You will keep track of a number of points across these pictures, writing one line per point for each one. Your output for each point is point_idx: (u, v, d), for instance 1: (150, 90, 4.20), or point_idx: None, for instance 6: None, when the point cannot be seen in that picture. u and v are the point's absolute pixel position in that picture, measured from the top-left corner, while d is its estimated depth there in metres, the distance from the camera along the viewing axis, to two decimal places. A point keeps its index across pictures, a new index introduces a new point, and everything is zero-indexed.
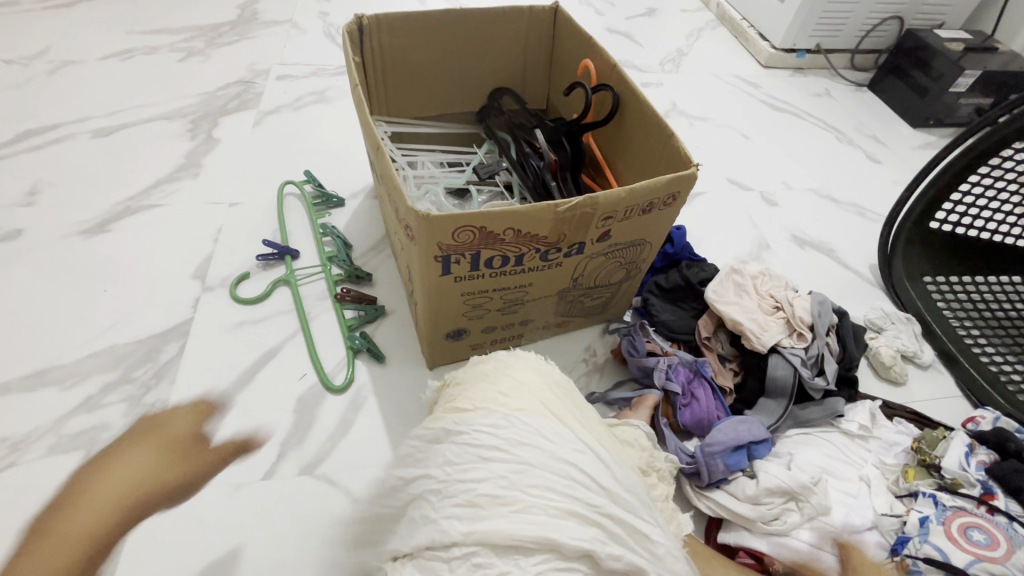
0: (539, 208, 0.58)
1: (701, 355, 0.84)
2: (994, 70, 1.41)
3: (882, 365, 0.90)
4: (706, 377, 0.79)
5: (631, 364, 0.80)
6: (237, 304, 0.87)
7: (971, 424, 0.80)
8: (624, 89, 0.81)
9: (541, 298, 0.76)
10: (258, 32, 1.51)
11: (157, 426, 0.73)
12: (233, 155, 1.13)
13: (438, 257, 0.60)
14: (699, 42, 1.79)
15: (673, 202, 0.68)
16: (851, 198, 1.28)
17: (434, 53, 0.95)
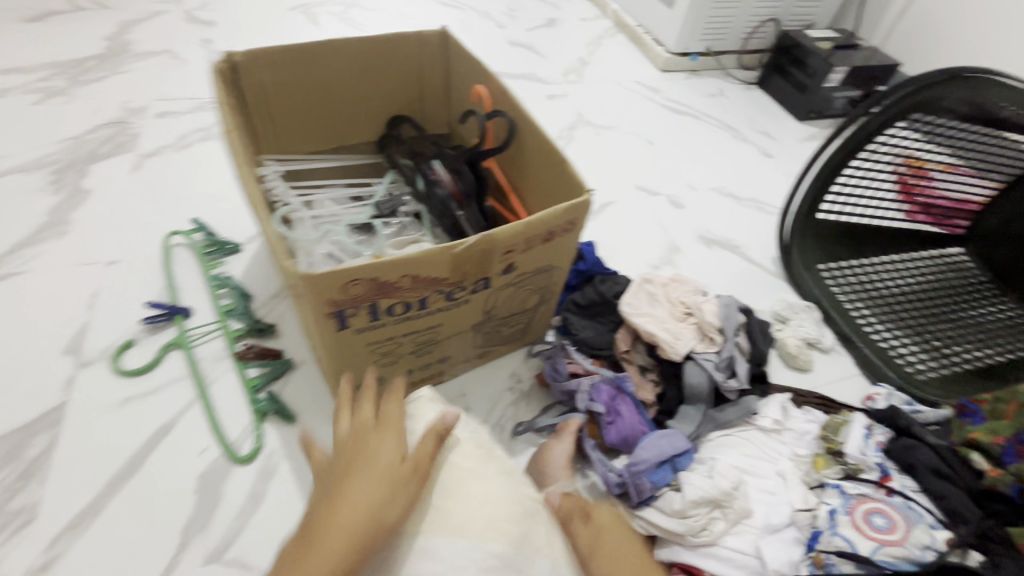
0: (433, 252, 0.55)
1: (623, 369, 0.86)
2: (859, 65, 1.55)
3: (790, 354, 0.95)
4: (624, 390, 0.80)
5: (555, 389, 0.80)
6: (121, 379, 0.78)
7: (869, 402, 0.88)
8: (518, 115, 0.80)
9: (457, 334, 0.73)
10: (131, 65, 1.38)
11: (353, 464, 0.52)
12: (107, 207, 1.02)
13: (331, 314, 0.56)
14: (599, 51, 1.84)
15: (572, 228, 0.68)
16: (750, 194, 1.35)
17: (321, 85, 0.90)
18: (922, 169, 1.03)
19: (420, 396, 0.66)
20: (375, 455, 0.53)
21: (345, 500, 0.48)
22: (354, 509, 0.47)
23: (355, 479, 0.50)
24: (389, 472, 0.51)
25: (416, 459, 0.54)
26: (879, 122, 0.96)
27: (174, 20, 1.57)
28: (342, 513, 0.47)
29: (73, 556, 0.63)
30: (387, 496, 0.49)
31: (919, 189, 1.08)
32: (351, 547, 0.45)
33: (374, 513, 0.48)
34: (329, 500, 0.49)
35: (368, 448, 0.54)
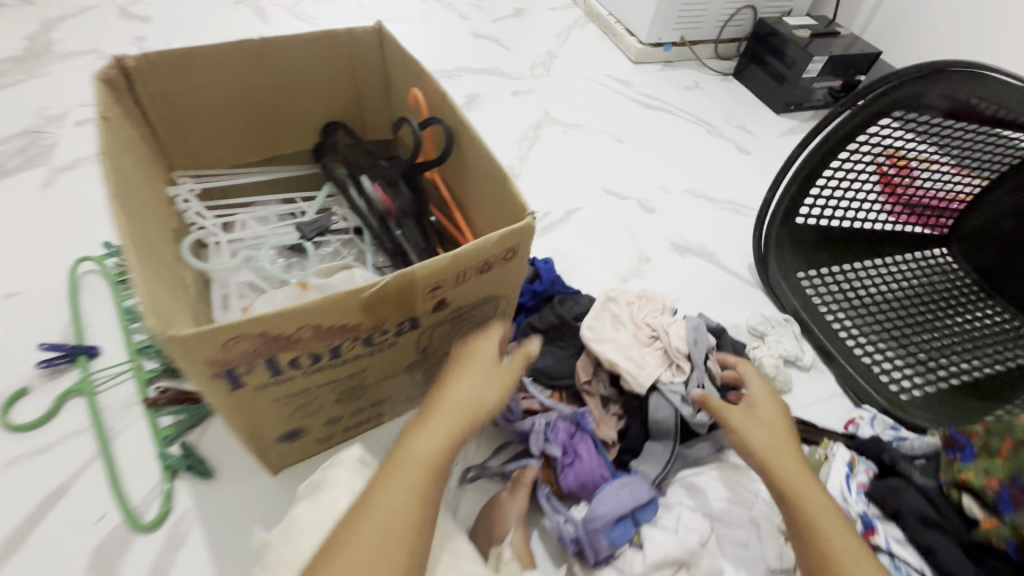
0: (335, 299, 0.46)
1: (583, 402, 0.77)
2: (839, 54, 1.47)
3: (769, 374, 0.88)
4: (584, 428, 0.72)
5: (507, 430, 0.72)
6: (11, 435, 0.69)
7: (851, 426, 0.82)
8: (456, 123, 0.71)
9: (389, 377, 0.64)
10: (52, 66, 1.26)
11: (457, 362, 0.57)
12: (10, 229, 0.91)
13: (217, 375, 0.47)
14: (568, 42, 1.74)
15: (514, 255, 0.59)
16: (726, 195, 1.27)
17: (239, 90, 0.79)
18: (904, 163, 0.96)
19: (345, 460, 0.53)
20: (472, 357, 0.57)
21: (444, 399, 0.53)
22: (449, 413, 0.52)
23: (457, 377, 0.55)
24: (485, 380, 0.56)
25: (512, 375, 0.58)
26: (859, 119, 0.88)
27: (105, 15, 1.44)
28: (442, 412, 0.52)
29: None
30: (479, 400, 0.54)
31: (902, 184, 1.00)
32: (453, 442, 0.51)
33: (471, 412, 0.53)
34: (425, 405, 0.53)
35: (466, 351, 0.58)
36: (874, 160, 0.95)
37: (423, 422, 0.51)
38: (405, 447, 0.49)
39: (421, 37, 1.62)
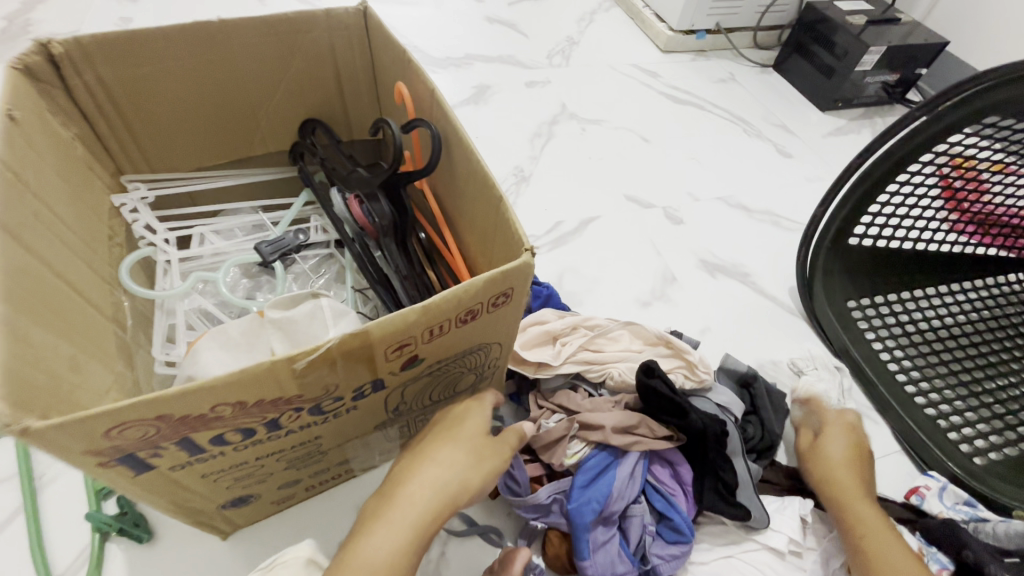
0: (256, 372, 0.35)
1: (604, 451, 0.61)
2: (899, 44, 1.29)
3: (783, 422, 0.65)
4: (610, 495, 0.58)
5: (516, 504, 0.59)
6: None
7: (916, 497, 0.67)
8: (446, 126, 0.58)
9: (353, 438, 0.53)
10: None
11: (435, 433, 0.47)
12: None
13: (107, 463, 0.36)
14: (591, 28, 1.58)
15: (507, 300, 0.46)
16: (763, 205, 1.12)
17: (194, 84, 0.67)
18: (972, 171, 0.78)
19: (290, 561, 0.42)
20: (455, 428, 0.46)
21: (409, 482, 0.42)
22: (417, 500, 0.41)
23: (433, 451, 0.44)
24: (472, 453, 0.45)
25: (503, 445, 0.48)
26: (939, 125, 0.73)
27: None
28: (408, 498, 0.41)
29: None
30: (463, 478, 0.43)
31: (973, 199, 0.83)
32: (421, 538, 0.40)
33: (447, 492, 0.42)
34: (389, 488, 0.42)
35: (450, 419, 0.48)
36: (937, 169, 0.79)
37: (384, 505, 0.41)
38: (355, 547, 0.39)
39: (429, 21, 1.49)
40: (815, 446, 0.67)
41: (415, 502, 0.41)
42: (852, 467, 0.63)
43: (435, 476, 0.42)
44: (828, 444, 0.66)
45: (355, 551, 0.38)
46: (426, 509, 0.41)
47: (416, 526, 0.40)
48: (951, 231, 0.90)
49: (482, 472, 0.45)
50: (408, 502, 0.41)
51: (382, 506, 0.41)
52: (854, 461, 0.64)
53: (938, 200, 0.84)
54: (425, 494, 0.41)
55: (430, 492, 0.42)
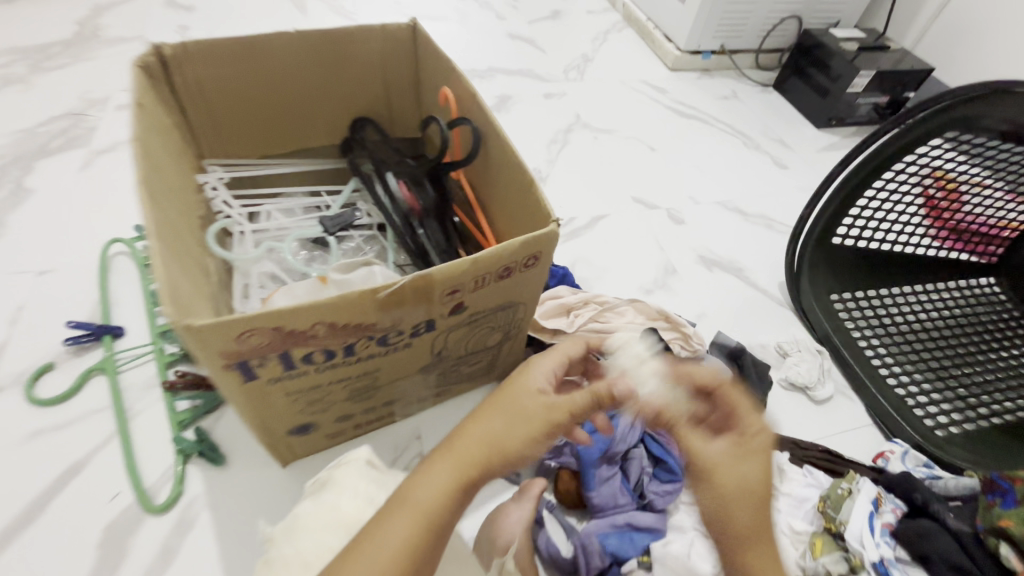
0: (350, 296, 0.46)
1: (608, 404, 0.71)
2: (888, 69, 1.41)
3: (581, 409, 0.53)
4: (614, 438, 0.68)
5: None
6: (35, 408, 0.71)
7: (882, 459, 0.76)
8: (485, 123, 0.70)
9: (402, 378, 0.64)
10: (100, 52, 1.29)
11: (498, 395, 0.47)
12: (47, 209, 0.93)
13: (230, 366, 0.47)
14: (604, 46, 1.71)
15: (536, 262, 0.57)
16: (758, 209, 1.23)
17: (269, 83, 0.79)
18: (952, 184, 0.89)
19: (353, 460, 0.56)
20: (510, 387, 0.47)
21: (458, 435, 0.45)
22: (461, 454, 0.44)
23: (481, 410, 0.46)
24: (524, 422, 0.44)
25: (558, 413, 0.45)
26: (908, 138, 0.84)
27: (150, 4, 1.47)
28: (452, 450, 0.44)
29: None
30: (509, 444, 0.44)
31: (949, 207, 0.93)
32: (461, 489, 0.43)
33: (493, 456, 0.44)
34: (442, 445, 0.45)
35: (516, 381, 0.48)
36: (919, 179, 0.90)
37: (434, 459, 0.44)
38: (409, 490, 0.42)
39: (456, 36, 1.62)
40: (691, 451, 0.45)
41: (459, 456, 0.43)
42: (739, 515, 0.42)
43: (483, 436, 0.44)
44: (715, 461, 0.44)
45: (401, 496, 0.42)
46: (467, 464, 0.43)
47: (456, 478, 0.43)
48: (931, 240, 1.01)
49: (533, 442, 0.44)
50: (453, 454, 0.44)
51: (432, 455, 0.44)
52: (754, 496, 0.43)
53: (919, 208, 0.96)
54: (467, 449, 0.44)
55: (475, 449, 0.44)
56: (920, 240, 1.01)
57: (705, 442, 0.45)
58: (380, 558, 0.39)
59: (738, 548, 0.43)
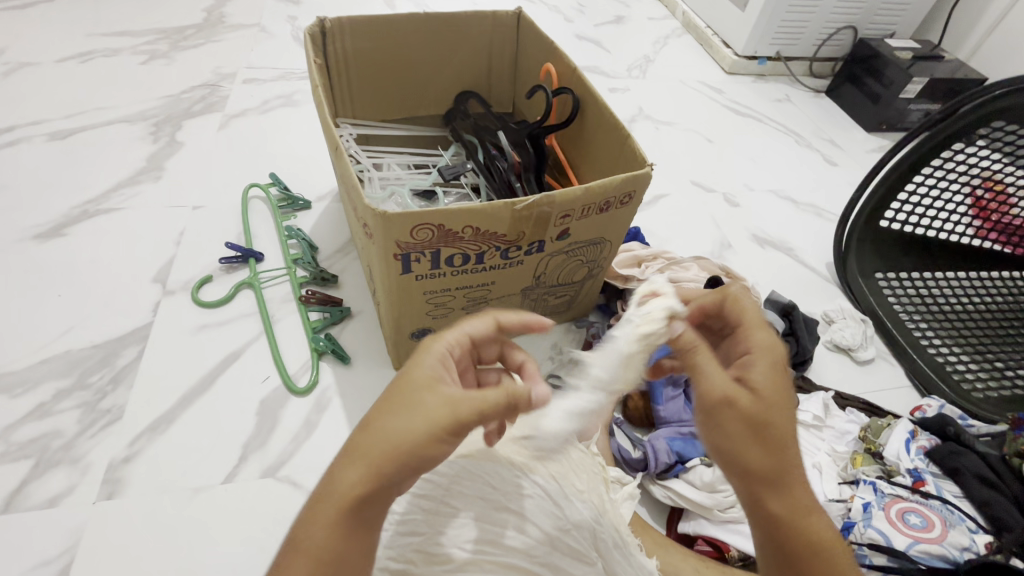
0: (495, 205, 0.60)
1: None
2: (942, 77, 1.48)
3: (638, 302, 0.51)
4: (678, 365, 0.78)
5: None
6: (198, 308, 0.86)
7: (918, 412, 0.82)
8: (584, 93, 0.83)
9: (505, 297, 0.77)
10: (226, 35, 1.48)
11: (397, 391, 0.42)
12: (195, 159, 1.11)
13: (397, 255, 0.61)
14: (665, 49, 1.83)
15: (629, 200, 0.69)
16: (809, 199, 1.33)
17: (397, 58, 0.95)
18: (1000, 186, 0.97)
19: None
20: (424, 382, 0.42)
21: (372, 430, 0.40)
22: (379, 449, 0.39)
23: (392, 404, 0.41)
24: (422, 414, 0.40)
25: (461, 413, 0.41)
26: (938, 138, 0.94)
27: None
28: (372, 444, 0.40)
29: (148, 455, 0.70)
30: (408, 439, 0.39)
31: (996, 208, 1.01)
32: (384, 480, 0.39)
33: (387, 467, 0.39)
34: (351, 441, 0.41)
35: (411, 373, 0.43)
36: (963, 176, 0.99)
37: (331, 472, 0.40)
38: (332, 482, 0.39)
39: None
40: (701, 379, 0.44)
41: (380, 453, 0.39)
42: (758, 440, 0.42)
43: (401, 433, 0.40)
44: (728, 388, 0.43)
45: (325, 491, 0.39)
46: (389, 461, 0.39)
47: (377, 472, 0.39)
48: (975, 236, 1.07)
49: (438, 435, 0.40)
50: (370, 449, 0.39)
51: (351, 447, 0.40)
52: (770, 415, 0.43)
53: (963, 203, 1.03)
54: (386, 443, 0.39)
55: (391, 446, 0.39)
56: (965, 234, 1.08)
57: (714, 372, 0.44)
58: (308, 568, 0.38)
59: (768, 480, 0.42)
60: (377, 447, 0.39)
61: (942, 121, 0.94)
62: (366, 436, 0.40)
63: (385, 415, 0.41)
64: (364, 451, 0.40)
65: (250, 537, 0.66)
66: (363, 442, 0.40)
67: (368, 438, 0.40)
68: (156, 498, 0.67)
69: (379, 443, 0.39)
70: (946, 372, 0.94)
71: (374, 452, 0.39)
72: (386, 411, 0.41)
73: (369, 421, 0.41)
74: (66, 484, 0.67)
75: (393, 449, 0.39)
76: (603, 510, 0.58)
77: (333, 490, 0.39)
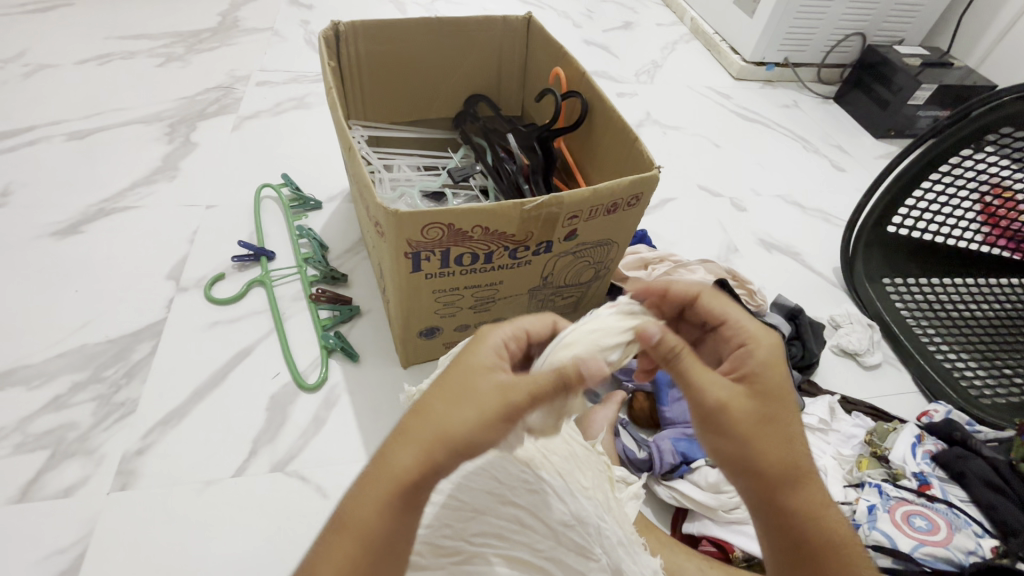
0: (505, 205, 0.61)
1: None
2: (951, 84, 1.48)
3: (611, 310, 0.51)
4: None
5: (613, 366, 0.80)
6: (210, 305, 0.87)
7: (926, 417, 0.80)
8: (592, 96, 0.84)
9: (513, 297, 0.78)
10: (240, 38, 1.51)
11: (451, 377, 0.43)
12: (209, 160, 1.13)
13: (408, 254, 0.62)
14: (673, 55, 1.84)
15: (637, 203, 0.70)
16: (816, 204, 1.33)
17: (409, 61, 0.96)
18: (1009, 193, 0.97)
19: None
20: (478, 369, 0.43)
21: (425, 415, 0.41)
22: (431, 433, 0.40)
23: (446, 390, 0.42)
24: (478, 403, 0.40)
25: (516, 400, 0.41)
26: (947, 143, 0.94)
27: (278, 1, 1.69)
28: (424, 428, 0.41)
29: (160, 447, 0.72)
30: (461, 425, 0.40)
31: (1005, 214, 1.01)
32: (432, 465, 0.40)
33: (442, 452, 0.40)
34: (403, 425, 0.42)
35: (465, 360, 0.44)
36: (971, 182, 0.98)
37: (382, 455, 0.41)
38: (382, 463, 0.41)
39: None
40: (704, 391, 0.44)
41: (432, 436, 0.40)
42: (761, 437, 0.44)
43: (453, 418, 0.40)
44: (728, 394, 0.44)
45: (372, 471, 0.41)
46: (442, 445, 0.40)
47: (427, 456, 0.40)
48: (983, 243, 1.07)
49: (492, 423, 0.40)
50: (423, 433, 0.41)
51: (402, 431, 0.41)
52: (771, 413, 0.45)
53: (972, 209, 1.03)
54: (439, 428, 0.40)
55: (446, 428, 0.40)
56: (973, 241, 1.08)
57: (710, 379, 0.44)
58: (355, 546, 0.39)
59: (777, 478, 0.44)
60: (429, 431, 0.41)
61: (951, 127, 0.94)
62: (419, 420, 0.41)
63: (438, 400, 0.41)
64: (416, 433, 0.41)
65: (259, 529, 0.67)
66: (416, 425, 0.41)
67: (420, 423, 0.41)
68: (168, 489, 0.69)
69: (432, 427, 0.41)
70: (954, 379, 0.94)
71: (426, 436, 0.40)
72: (439, 396, 0.42)
73: (421, 406, 0.42)
74: (80, 474, 0.69)
75: (445, 431, 0.40)
76: (609, 507, 0.57)
77: (382, 471, 0.40)
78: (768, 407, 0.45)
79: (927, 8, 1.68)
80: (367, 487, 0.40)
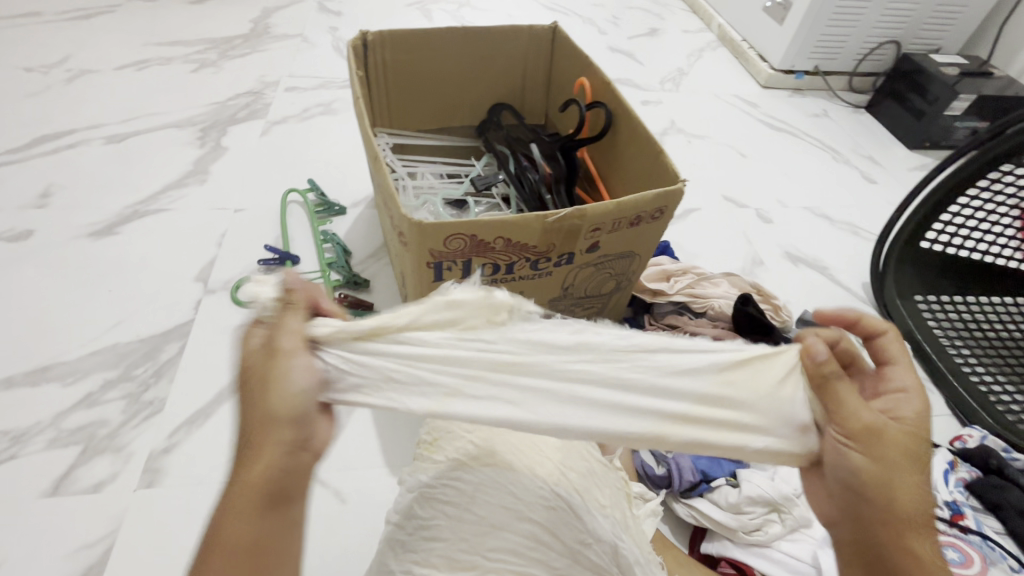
0: (528, 217, 0.61)
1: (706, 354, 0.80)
2: (990, 95, 1.43)
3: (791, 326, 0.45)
4: None
5: None
6: (237, 307, 0.89)
7: (958, 442, 0.77)
8: (617, 107, 0.84)
9: (532, 307, 0.78)
10: (269, 45, 1.54)
11: (261, 364, 0.38)
12: (238, 164, 1.15)
13: (430, 264, 0.63)
14: (699, 62, 1.82)
15: (661, 215, 0.69)
16: (845, 217, 1.29)
17: (434, 71, 0.97)
18: None
19: None
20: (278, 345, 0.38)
21: (260, 411, 0.37)
22: (274, 422, 0.36)
23: (267, 377, 0.37)
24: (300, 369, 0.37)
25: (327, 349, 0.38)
26: (986, 158, 0.91)
27: (307, 8, 1.72)
28: (263, 423, 0.36)
29: (185, 447, 0.73)
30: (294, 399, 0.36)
31: None
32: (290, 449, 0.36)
33: (290, 433, 0.36)
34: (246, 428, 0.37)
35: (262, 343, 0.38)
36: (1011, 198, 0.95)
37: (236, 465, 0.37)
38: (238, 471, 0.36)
39: None
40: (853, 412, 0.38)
41: (277, 425, 0.36)
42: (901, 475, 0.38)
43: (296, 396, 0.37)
44: (879, 422, 0.38)
45: (236, 481, 0.36)
46: (290, 424, 0.36)
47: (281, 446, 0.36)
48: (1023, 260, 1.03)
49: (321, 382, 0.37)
50: (264, 428, 0.36)
51: (249, 434, 0.37)
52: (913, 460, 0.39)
53: (1011, 225, 0.99)
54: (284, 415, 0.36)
55: (284, 408, 0.36)
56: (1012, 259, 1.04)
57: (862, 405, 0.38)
58: (228, 568, 0.34)
59: (903, 523, 0.38)
60: (270, 423, 0.36)
61: (991, 141, 0.91)
62: (260, 419, 0.37)
63: (269, 391, 0.37)
64: (260, 431, 0.36)
65: None
66: (258, 422, 0.37)
67: (261, 422, 0.37)
68: (191, 488, 0.70)
69: (272, 418, 0.36)
70: (990, 403, 0.90)
71: (269, 430, 0.36)
72: (264, 390, 0.37)
73: (254, 401, 0.37)
74: (109, 471, 0.71)
75: (292, 413, 0.37)
76: (627, 526, 0.56)
77: (243, 479, 0.36)
78: (912, 455, 0.39)
79: (966, 15, 1.62)
80: (245, 496, 0.36)
